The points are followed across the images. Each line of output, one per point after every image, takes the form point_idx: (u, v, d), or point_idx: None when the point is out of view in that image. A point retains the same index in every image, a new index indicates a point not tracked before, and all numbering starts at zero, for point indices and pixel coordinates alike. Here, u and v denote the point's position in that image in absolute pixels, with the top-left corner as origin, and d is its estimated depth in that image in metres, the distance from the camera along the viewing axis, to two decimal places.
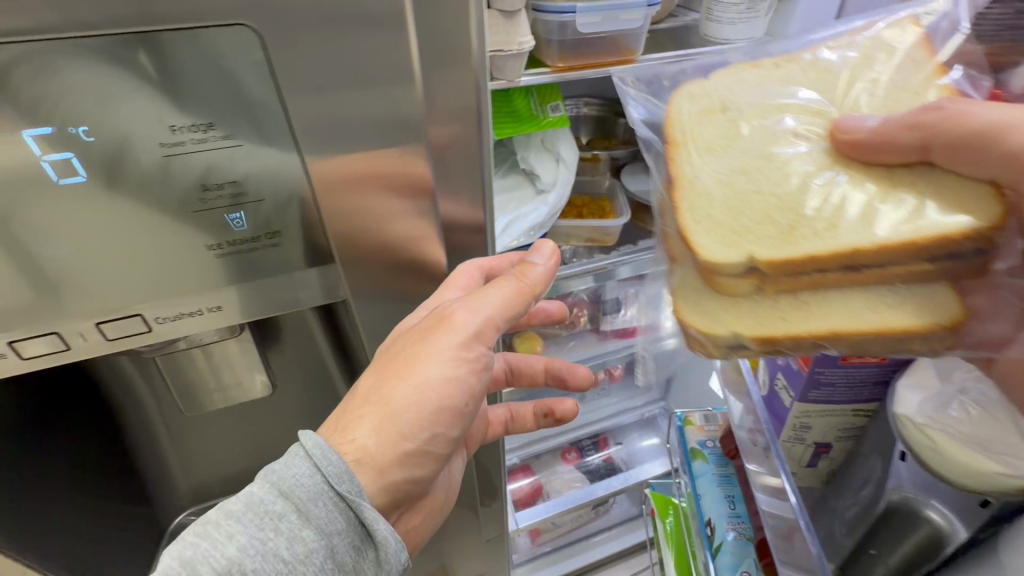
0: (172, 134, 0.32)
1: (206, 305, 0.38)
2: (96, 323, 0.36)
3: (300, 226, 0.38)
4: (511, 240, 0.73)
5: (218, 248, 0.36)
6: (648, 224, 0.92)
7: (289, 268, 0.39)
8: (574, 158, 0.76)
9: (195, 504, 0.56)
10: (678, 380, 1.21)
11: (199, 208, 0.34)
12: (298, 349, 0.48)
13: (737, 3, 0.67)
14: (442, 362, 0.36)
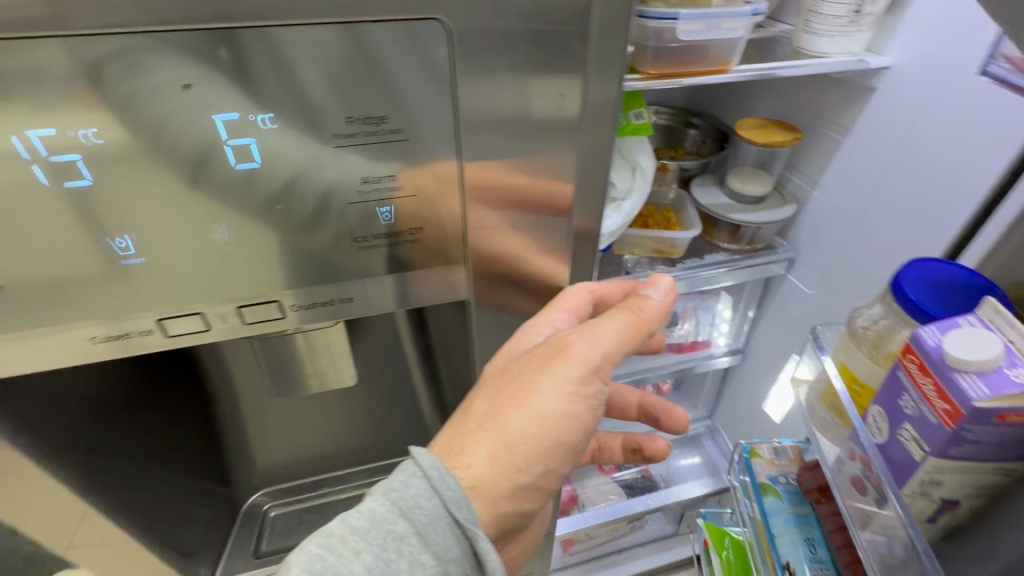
0: (345, 124, 0.33)
1: (340, 296, 0.39)
2: (236, 306, 0.38)
3: (439, 222, 0.38)
4: None
5: (362, 240, 0.37)
6: (716, 238, 0.89)
7: (420, 265, 0.39)
8: (651, 166, 0.74)
9: (268, 486, 0.57)
10: (727, 399, 1.18)
11: (355, 200, 0.35)
12: (381, 337, 0.49)
13: (840, 16, 0.64)
14: (562, 394, 0.37)
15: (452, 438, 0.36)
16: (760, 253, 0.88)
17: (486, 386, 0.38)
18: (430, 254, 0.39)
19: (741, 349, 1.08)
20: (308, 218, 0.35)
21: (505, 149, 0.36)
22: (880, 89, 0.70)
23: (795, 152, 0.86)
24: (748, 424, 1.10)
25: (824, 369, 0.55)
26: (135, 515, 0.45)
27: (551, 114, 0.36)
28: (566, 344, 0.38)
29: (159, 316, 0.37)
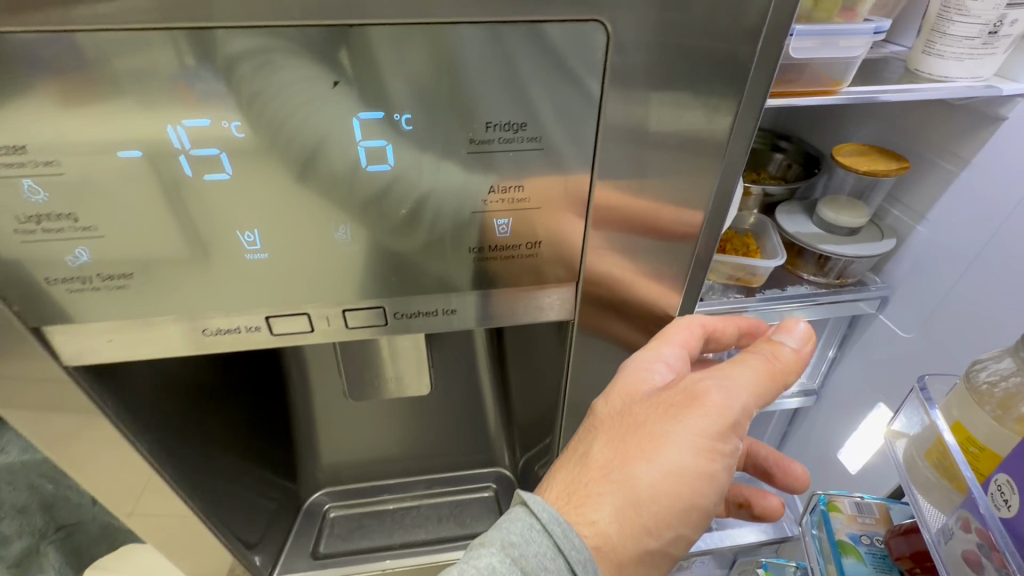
0: (484, 131, 0.32)
1: (444, 306, 0.39)
2: (343, 310, 0.38)
3: (556, 240, 0.37)
4: None
5: (479, 252, 0.36)
6: (800, 270, 0.83)
7: (527, 280, 0.38)
8: (736, 189, 0.70)
9: (329, 485, 0.57)
10: (792, 440, 1.10)
11: (479, 209, 0.34)
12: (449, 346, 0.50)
13: (968, 39, 0.58)
14: (697, 449, 0.34)
15: (574, 488, 0.35)
16: (850, 288, 0.82)
17: (606, 430, 0.37)
18: (537, 272, 0.38)
19: (815, 390, 1.00)
20: (427, 224, 0.35)
21: (623, 165, 0.34)
22: (1011, 119, 0.63)
23: (898, 184, 0.79)
24: (817, 472, 1.02)
25: (932, 425, 0.49)
26: (213, 502, 0.45)
27: (677, 132, 0.34)
28: (698, 393, 0.36)
29: (268, 315, 0.37)
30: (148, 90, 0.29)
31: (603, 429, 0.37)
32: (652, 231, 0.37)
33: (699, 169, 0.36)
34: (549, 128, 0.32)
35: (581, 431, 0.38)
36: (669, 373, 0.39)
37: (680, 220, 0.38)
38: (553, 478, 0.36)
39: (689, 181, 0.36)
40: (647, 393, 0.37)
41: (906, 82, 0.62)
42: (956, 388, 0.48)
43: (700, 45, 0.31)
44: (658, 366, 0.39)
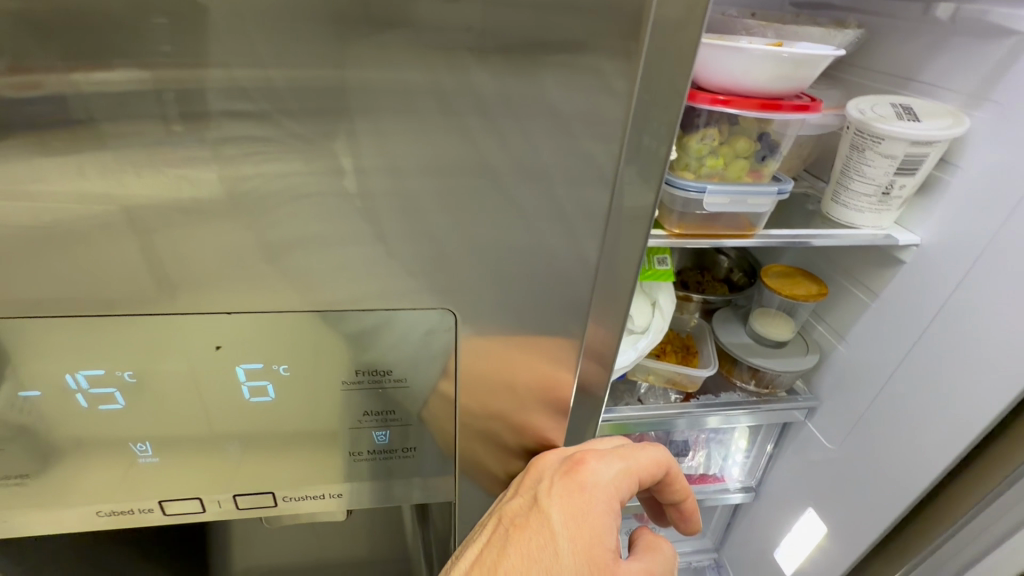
0: (354, 373, 0.39)
1: (328, 491, 0.44)
2: (233, 496, 0.43)
3: (427, 445, 0.44)
4: None
5: (358, 454, 0.43)
6: (733, 376, 0.88)
7: (401, 479, 0.45)
8: (671, 306, 0.75)
9: None
10: (736, 531, 1.11)
11: (356, 427, 0.42)
12: (432, 470, 0.45)
13: (869, 195, 0.66)
14: (572, 554, 0.42)
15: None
16: (780, 398, 0.86)
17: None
18: (411, 468, 0.45)
19: (754, 488, 1.03)
20: (320, 422, 0.41)
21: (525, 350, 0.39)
22: (909, 263, 0.70)
23: (821, 303, 0.86)
24: (757, 566, 1.04)
25: None
26: None
27: (579, 313, 0.39)
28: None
29: (162, 500, 0.42)
30: (54, 261, 0.32)
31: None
32: (542, 412, 0.45)
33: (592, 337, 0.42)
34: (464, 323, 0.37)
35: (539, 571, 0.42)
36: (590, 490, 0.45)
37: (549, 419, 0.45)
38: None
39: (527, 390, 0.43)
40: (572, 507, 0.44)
41: (820, 227, 0.69)
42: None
43: (600, 249, 0.37)
44: (615, 529, 0.45)
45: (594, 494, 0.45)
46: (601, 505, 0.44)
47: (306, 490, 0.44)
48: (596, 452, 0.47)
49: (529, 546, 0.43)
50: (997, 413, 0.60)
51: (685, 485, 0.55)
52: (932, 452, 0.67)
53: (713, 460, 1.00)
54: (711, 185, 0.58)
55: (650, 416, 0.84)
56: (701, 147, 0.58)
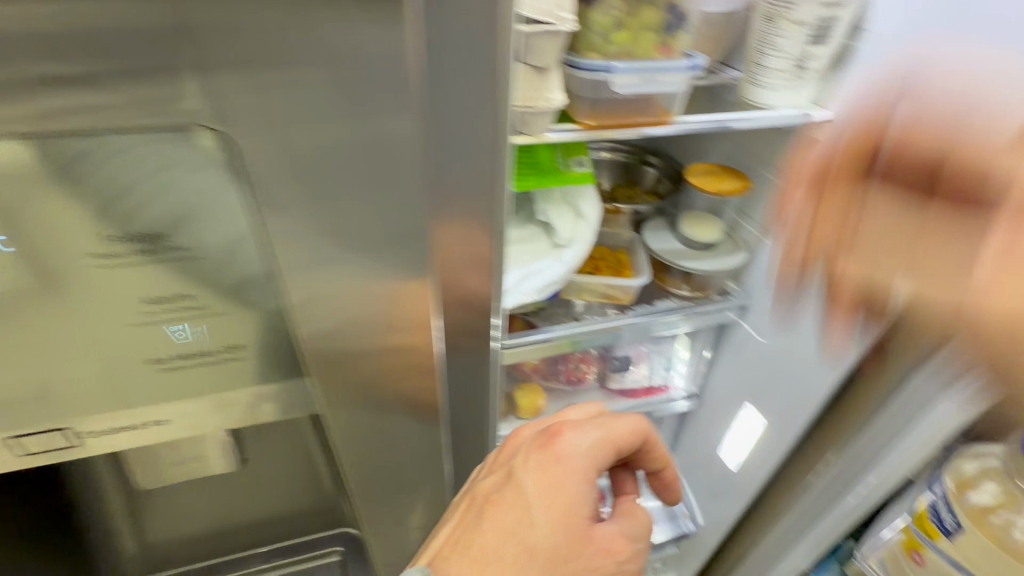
0: (103, 245, 0.34)
1: (150, 419, 0.42)
2: (17, 435, 0.39)
3: (240, 335, 0.41)
4: (521, 297, 0.68)
5: (160, 360, 0.40)
6: (667, 283, 0.87)
7: (245, 380, 0.43)
8: (595, 213, 0.71)
9: (142, 553, 0.54)
10: (686, 440, 1.15)
11: (143, 323, 0.38)
12: (250, 363, 0.42)
13: (782, 70, 0.63)
14: (546, 518, 0.44)
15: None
16: (712, 300, 0.86)
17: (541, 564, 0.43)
18: (237, 372, 0.42)
19: (698, 393, 1.05)
20: (98, 322, 0.37)
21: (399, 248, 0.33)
22: (825, 142, 0.68)
23: (745, 200, 0.84)
24: (708, 467, 1.08)
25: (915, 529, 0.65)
26: None
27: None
28: (619, 554, 0.47)
29: None
30: None
31: (539, 563, 0.43)
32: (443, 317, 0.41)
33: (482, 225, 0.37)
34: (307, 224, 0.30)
35: (514, 545, 0.43)
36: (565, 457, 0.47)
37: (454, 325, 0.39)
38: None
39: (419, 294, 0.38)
40: (544, 475, 0.46)
41: (738, 111, 0.66)
42: (960, 515, 0.61)
43: None
44: (590, 498, 0.46)
45: (569, 463, 0.46)
46: (576, 474, 0.46)
47: (106, 414, 0.41)
48: (573, 424, 0.49)
49: (505, 520, 0.44)
50: None
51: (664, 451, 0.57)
52: None
53: (656, 370, 1.00)
54: (621, 63, 0.52)
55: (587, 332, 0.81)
56: (605, 20, 0.52)
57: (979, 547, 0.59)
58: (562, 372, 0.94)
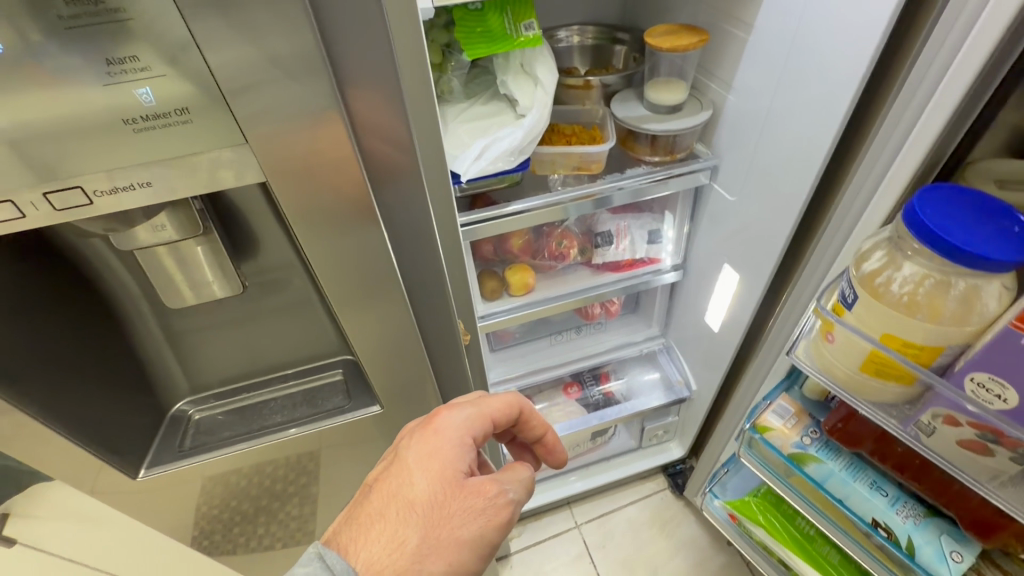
0: (66, 6, 0.32)
1: (136, 181, 0.39)
2: (42, 194, 0.38)
3: (195, 95, 0.37)
4: (487, 164, 0.74)
5: (134, 122, 0.37)
6: (637, 152, 0.90)
7: (209, 144, 0.39)
8: (552, 80, 0.75)
9: (192, 395, 0.61)
10: (677, 314, 1.22)
11: (108, 82, 0.35)
12: (220, 128, 0.39)
13: None
14: (426, 476, 0.53)
15: (384, 572, 0.48)
16: (681, 162, 0.89)
17: (419, 513, 0.51)
18: (210, 143, 0.39)
19: (683, 265, 1.10)
20: (72, 88, 0.34)
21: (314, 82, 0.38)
22: None
23: (710, 58, 0.86)
24: (696, 336, 1.16)
25: (840, 330, 0.60)
26: (81, 423, 0.50)
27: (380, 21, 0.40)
28: (493, 497, 0.55)
29: None
30: None
31: (418, 513, 0.51)
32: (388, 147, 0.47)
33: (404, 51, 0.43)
34: (242, 63, 0.36)
35: (398, 502, 0.52)
36: (445, 428, 0.58)
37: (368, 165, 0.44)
38: (368, 549, 0.49)
39: (361, 128, 0.44)
40: (424, 443, 0.56)
41: None
42: (855, 287, 0.58)
43: None
44: (465, 458, 0.56)
45: (446, 433, 0.57)
46: (450, 441, 0.56)
47: (105, 176, 0.38)
48: (449, 408, 0.60)
49: (390, 487, 0.53)
50: (846, 108, 0.62)
51: (538, 419, 0.69)
52: (803, 167, 0.71)
53: (638, 245, 1.04)
54: None
55: (559, 201, 0.85)
56: None
57: (875, 312, 0.56)
58: (546, 248, 1.02)
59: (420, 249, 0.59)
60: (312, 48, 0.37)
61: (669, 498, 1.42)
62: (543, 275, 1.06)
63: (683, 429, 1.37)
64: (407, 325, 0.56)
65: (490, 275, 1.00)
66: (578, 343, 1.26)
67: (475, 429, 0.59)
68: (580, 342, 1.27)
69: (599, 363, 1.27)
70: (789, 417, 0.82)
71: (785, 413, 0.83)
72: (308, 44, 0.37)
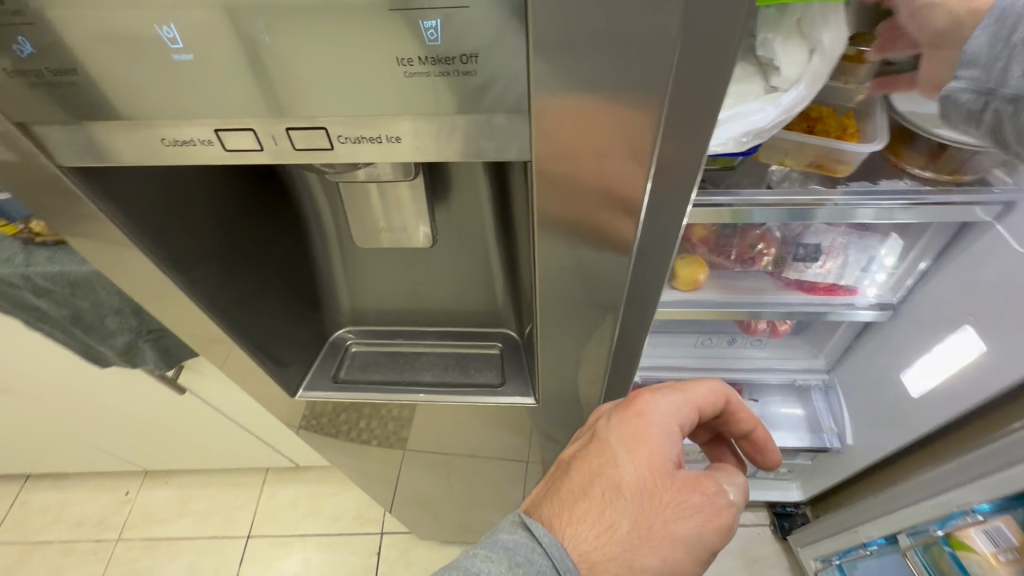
0: None
1: (386, 134, 0.35)
2: (286, 128, 0.34)
3: (484, 35, 0.29)
4: (715, 146, 0.60)
5: (409, 64, 0.30)
6: (903, 160, 0.70)
7: (476, 105, 0.32)
8: (836, 47, 0.56)
9: (352, 325, 0.61)
10: (856, 355, 1.01)
11: (398, 5, 0.28)
12: (497, 81, 0.31)
13: None
14: (634, 462, 0.47)
15: (596, 554, 0.44)
16: (962, 188, 0.67)
17: (628, 499, 0.46)
18: (476, 94, 0.32)
19: (894, 305, 0.88)
20: (353, 7, 0.28)
21: (618, 58, 0.30)
22: None
23: None
24: (876, 389, 0.97)
25: None
26: (258, 337, 0.51)
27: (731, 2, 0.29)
28: (710, 495, 0.48)
29: (217, 127, 0.34)
30: None
31: (628, 498, 0.46)
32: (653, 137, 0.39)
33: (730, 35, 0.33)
34: (546, 20, 0.28)
35: (603, 483, 0.47)
36: (653, 411, 0.51)
37: (646, 172, 0.35)
38: (576, 527, 0.45)
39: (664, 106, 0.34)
40: (628, 424, 0.50)
41: None
42: None
43: None
44: (675, 447, 0.50)
45: (651, 417, 0.50)
46: (658, 427, 0.50)
47: (353, 123, 0.34)
48: (652, 390, 0.53)
49: (592, 465, 0.48)
50: None
51: (749, 411, 0.58)
52: None
53: (849, 270, 0.84)
54: None
55: (778, 205, 0.68)
56: None
57: None
58: (735, 247, 0.86)
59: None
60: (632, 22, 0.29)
61: (765, 537, 1.29)
62: (716, 273, 0.91)
63: (810, 475, 1.21)
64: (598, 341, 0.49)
65: None
66: (724, 352, 1.11)
67: (684, 415, 0.52)
68: (726, 351, 1.11)
69: (739, 379, 1.12)
70: (1004, 548, 0.70)
71: (1000, 541, 0.71)
72: (632, 8, 0.28)
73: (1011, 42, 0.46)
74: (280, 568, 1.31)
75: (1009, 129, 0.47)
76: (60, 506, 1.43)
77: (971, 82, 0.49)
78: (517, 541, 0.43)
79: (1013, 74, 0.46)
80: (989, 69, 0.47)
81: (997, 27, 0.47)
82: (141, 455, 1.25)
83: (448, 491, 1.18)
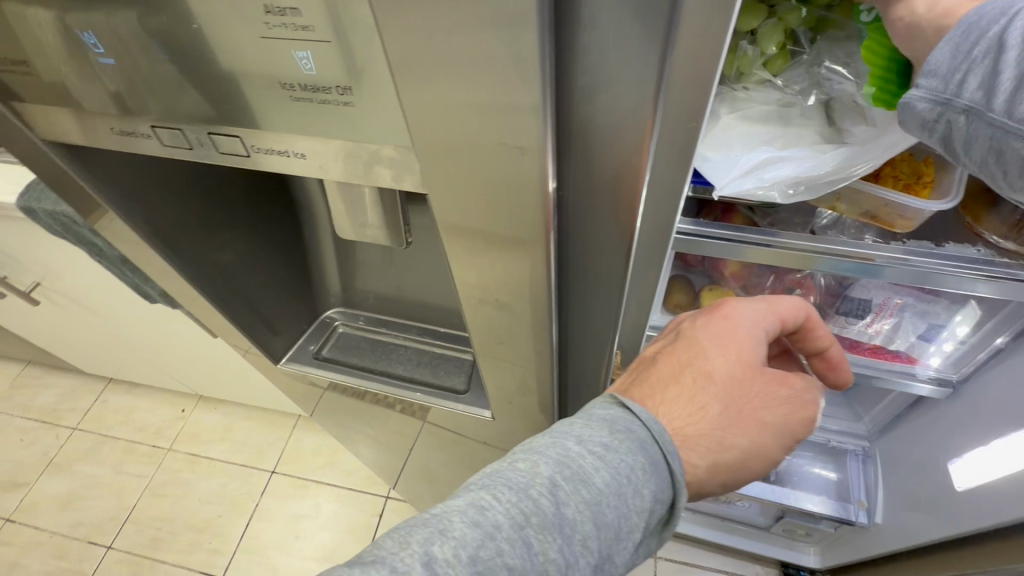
0: None
1: (292, 149, 0.39)
2: (209, 132, 0.40)
3: (367, 58, 0.31)
4: (758, 188, 0.52)
5: (292, 87, 0.34)
6: (981, 225, 0.60)
7: (368, 131, 0.35)
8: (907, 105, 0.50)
9: (342, 306, 0.70)
10: (902, 429, 0.90)
11: (268, 33, 0.32)
12: (377, 108, 0.33)
13: None
14: (727, 352, 0.44)
15: (688, 430, 0.41)
16: None
17: (721, 385, 0.42)
18: (374, 111, 0.34)
19: (954, 383, 0.76)
20: (247, 28, 0.32)
21: (481, 89, 0.31)
22: None
23: None
24: (918, 471, 0.86)
25: None
26: (227, 299, 0.59)
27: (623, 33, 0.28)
28: (798, 390, 0.45)
29: (154, 123, 0.41)
30: None
31: (719, 384, 0.42)
32: (580, 165, 0.38)
33: (650, 77, 0.31)
34: (406, 49, 0.30)
35: (692, 370, 0.43)
36: (745, 311, 0.47)
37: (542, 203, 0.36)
38: (667, 405, 0.42)
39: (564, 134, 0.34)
40: (719, 320, 0.46)
41: None
42: None
43: None
44: (765, 347, 0.46)
45: (741, 318, 0.46)
46: (747, 326, 0.46)
47: (253, 134, 0.39)
48: (737, 299, 0.49)
49: (679, 356, 0.45)
50: None
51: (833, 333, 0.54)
52: None
53: (902, 334, 0.75)
54: None
55: (823, 255, 0.61)
56: None
57: None
58: (768, 289, 0.80)
59: (585, 282, 0.48)
60: (506, 58, 0.29)
61: None
62: None
63: (834, 544, 1.11)
64: (532, 352, 0.50)
65: (681, 287, 0.83)
66: None
67: (776, 317, 0.48)
68: None
69: None
70: None
71: None
72: (486, 45, 0.29)
73: (972, 50, 0.38)
74: (294, 507, 1.42)
75: (958, 140, 0.40)
76: (129, 411, 1.64)
77: (930, 92, 0.40)
78: (613, 419, 0.40)
79: (971, 85, 0.38)
80: (948, 79, 0.39)
81: (962, 40, 0.38)
82: (192, 382, 1.40)
83: (451, 475, 1.21)
